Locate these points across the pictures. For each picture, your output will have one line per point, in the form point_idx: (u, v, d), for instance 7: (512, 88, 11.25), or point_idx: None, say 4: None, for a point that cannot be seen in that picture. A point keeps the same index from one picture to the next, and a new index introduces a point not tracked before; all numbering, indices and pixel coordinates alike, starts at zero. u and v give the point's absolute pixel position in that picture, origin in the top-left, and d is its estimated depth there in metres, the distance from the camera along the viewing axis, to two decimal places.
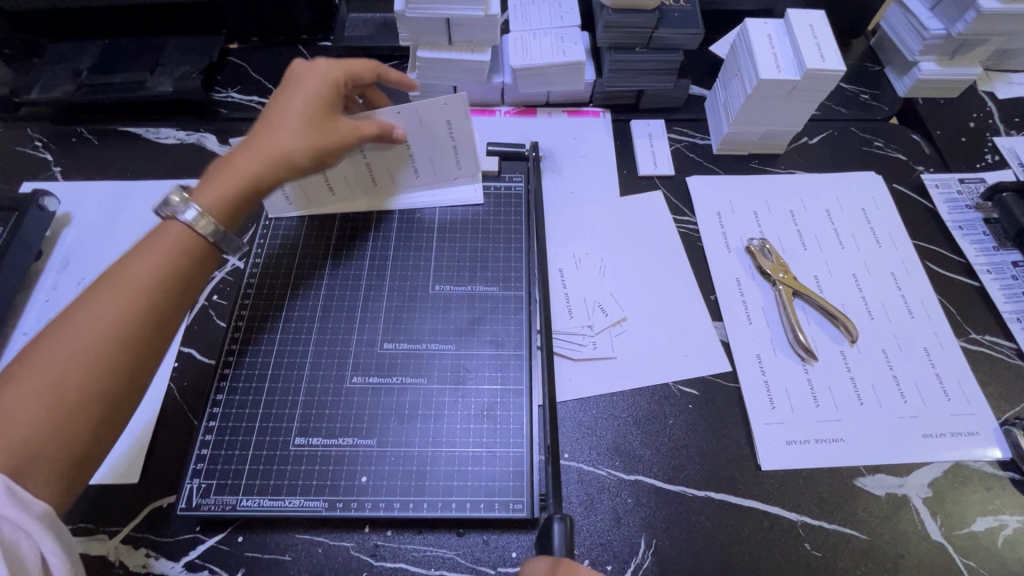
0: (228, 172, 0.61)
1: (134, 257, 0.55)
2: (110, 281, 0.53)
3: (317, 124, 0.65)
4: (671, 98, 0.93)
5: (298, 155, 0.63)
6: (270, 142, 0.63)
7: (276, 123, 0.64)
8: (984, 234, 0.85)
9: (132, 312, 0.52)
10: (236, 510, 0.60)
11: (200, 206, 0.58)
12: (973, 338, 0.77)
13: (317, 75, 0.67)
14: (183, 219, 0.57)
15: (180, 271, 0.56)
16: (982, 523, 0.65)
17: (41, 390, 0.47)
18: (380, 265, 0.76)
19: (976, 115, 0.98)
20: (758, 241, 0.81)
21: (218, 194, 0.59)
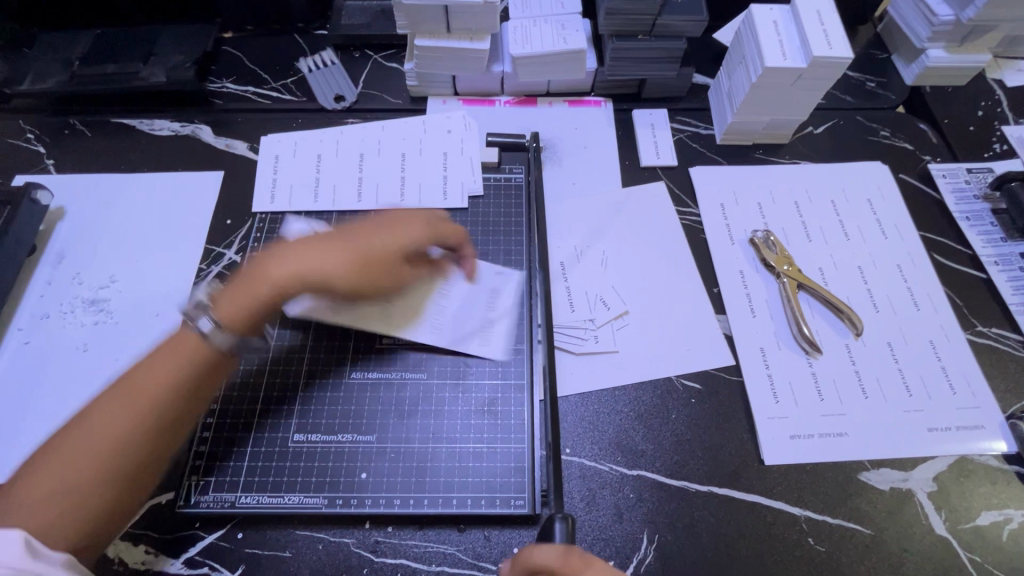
0: (264, 269, 0.61)
1: (144, 368, 0.56)
2: (122, 383, 0.55)
3: (362, 265, 0.63)
4: (675, 86, 0.92)
5: (335, 288, 0.62)
6: (304, 264, 0.61)
7: (324, 248, 0.63)
8: (992, 225, 0.84)
9: (142, 408, 0.54)
10: (237, 507, 0.60)
11: (218, 316, 0.59)
12: (979, 331, 0.76)
13: (390, 226, 0.66)
14: (202, 333, 0.58)
15: (191, 372, 0.57)
16: (987, 517, 0.64)
17: (67, 463, 0.51)
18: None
19: (984, 103, 0.96)
20: (762, 233, 0.80)
21: (237, 306, 0.59)
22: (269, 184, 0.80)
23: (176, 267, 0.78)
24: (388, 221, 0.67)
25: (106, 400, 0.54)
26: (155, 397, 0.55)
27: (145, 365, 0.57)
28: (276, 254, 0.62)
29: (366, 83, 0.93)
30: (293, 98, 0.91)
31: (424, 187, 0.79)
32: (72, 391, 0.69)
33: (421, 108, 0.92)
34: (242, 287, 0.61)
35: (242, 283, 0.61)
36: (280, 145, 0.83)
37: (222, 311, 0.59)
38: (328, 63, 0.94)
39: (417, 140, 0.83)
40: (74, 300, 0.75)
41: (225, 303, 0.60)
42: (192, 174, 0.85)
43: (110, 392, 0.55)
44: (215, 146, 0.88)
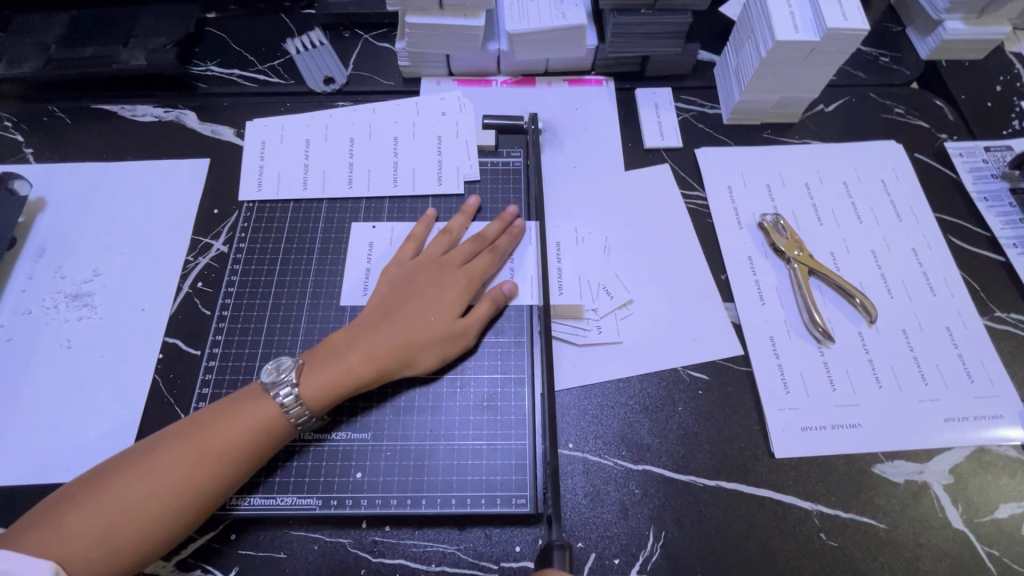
0: (338, 359, 0.59)
1: (227, 424, 0.54)
2: (192, 438, 0.53)
3: (444, 331, 0.62)
4: (680, 64, 0.87)
5: (419, 362, 0.61)
6: (381, 356, 0.59)
7: (402, 318, 0.62)
8: (1010, 206, 0.80)
9: (197, 462, 0.52)
10: (226, 509, 0.58)
11: (303, 398, 0.56)
12: (997, 316, 0.73)
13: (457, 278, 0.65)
14: (281, 403, 0.56)
15: (256, 450, 0.54)
16: (1005, 509, 0.62)
17: (106, 503, 0.49)
18: (374, 238, 0.72)
19: (1003, 77, 0.92)
20: (771, 217, 0.77)
21: (323, 392, 0.57)
22: (255, 170, 0.77)
23: (162, 259, 0.74)
24: (443, 274, 0.65)
25: (172, 451, 0.52)
26: (218, 465, 0.52)
27: (222, 422, 0.54)
28: (346, 351, 0.59)
29: (356, 64, 0.89)
30: (281, 81, 0.87)
31: (418, 172, 0.76)
32: (57, 389, 0.66)
33: (414, 90, 0.88)
34: (325, 368, 0.58)
35: (321, 362, 0.59)
36: (266, 129, 0.80)
37: (309, 398, 0.57)
38: (316, 43, 0.90)
39: (410, 122, 0.79)
40: (57, 295, 0.72)
41: (310, 386, 0.57)
42: (177, 161, 0.81)
43: (181, 444, 0.52)
44: (201, 133, 0.84)
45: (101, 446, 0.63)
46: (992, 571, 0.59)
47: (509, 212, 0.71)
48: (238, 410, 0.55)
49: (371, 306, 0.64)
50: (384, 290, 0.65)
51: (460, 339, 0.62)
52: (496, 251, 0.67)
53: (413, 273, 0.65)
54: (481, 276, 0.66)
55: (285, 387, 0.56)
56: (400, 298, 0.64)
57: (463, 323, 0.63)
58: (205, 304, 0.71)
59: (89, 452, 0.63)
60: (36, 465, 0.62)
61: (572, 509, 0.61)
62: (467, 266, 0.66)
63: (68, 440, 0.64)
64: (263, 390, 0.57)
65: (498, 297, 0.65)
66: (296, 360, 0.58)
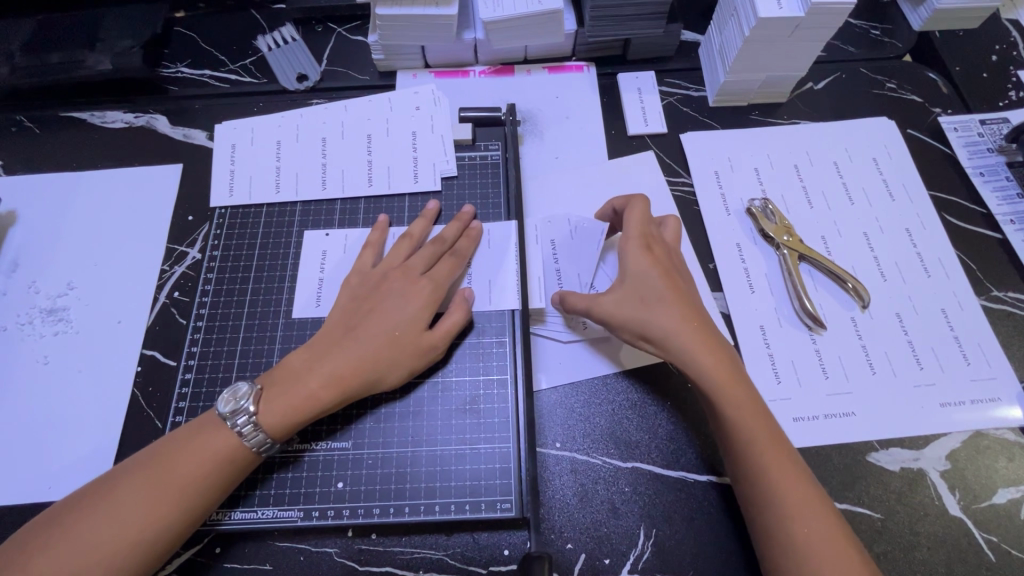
0: (301, 381, 0.56)
1: (191, 450, 0.53)
2: (154, 465, 0.52)
3: (411, 343, 0.59)
4: (663, 45, 0.84)
5: (386, 378, 0.58)
6: (346, 375, 0.57)
7: (364, 333, 0.59)
8: (1007, 180, 0.78)
9: (163, 484, 0.51)
10: (208, 524, 0.57)
11: (262, 428, 0.54)
12: (994, 296, 0.71)
13: (421, 284, 0.62)
14: (239, 433, 0.54)
15: (219, 475, 0.53)
16: (1004, 494, 0.61)
17: (81, 525, 0.49)
18: (327, 245, 0.70)
19: (999, 46, 0.88)
20: (760, 202, 0.75)
21: (286, 416, 0.55)
22: (226, 174, 0.75)
23: (138, 270, 0.73)
24: (407, 283, 0.62)
25: (135, 481, 0.51)
26: (183, 491, 0.51)
27: (185, 448, 0.53)
28: (308, 372, 0.57)
29: (329, 59, 0.86)
30: (254, 81, 0.85)
31: (393, 171, 0.74)
32: (36, 407, 0.65)
33: (390, 84, 0.85)
34: (287, 392, 0.56)
35: (283, 385, 0.56)
36: (237, 132, 0.77)
37: (271, 424, 0.54)
38: (288, 39, 0.87)
39: (384, 118, 0.77)
40: (33, 310, 0.71)
41: (272, 412, 0.55)
42: (150, 168, 0.79)
43: (144, 472, 0.52)
44: (173, 137, 0.82)
45: (83, 463, 0.63)
46: (990, 557, 0.58)
47: (466, 211, 0.68)
48: (200, 435, 0.54)
49: (333, 322, 0.61)
50: (346, 302, 0.62)
51: (429, 350, 0.60)
52: (458, 255, 0.65)
53: (376, 284, 0.63)
54: (447, 281, 0.63)
55: (243, 415, 0.54)
56: (362, 311, 0.61)
57: (431, 332, 0.60)
58: (183, 314, 0.70)
59: (71, 470, 0.62)
60: (19, 486, 0.62)
61: (560, 509, 0.60)
62: (431, 272, 0.63)
63: (51, 458, 0.63)
64: (221, 420, 0.55)
65: (463, 304, 0.63)
66: (253, 386, 0.56)
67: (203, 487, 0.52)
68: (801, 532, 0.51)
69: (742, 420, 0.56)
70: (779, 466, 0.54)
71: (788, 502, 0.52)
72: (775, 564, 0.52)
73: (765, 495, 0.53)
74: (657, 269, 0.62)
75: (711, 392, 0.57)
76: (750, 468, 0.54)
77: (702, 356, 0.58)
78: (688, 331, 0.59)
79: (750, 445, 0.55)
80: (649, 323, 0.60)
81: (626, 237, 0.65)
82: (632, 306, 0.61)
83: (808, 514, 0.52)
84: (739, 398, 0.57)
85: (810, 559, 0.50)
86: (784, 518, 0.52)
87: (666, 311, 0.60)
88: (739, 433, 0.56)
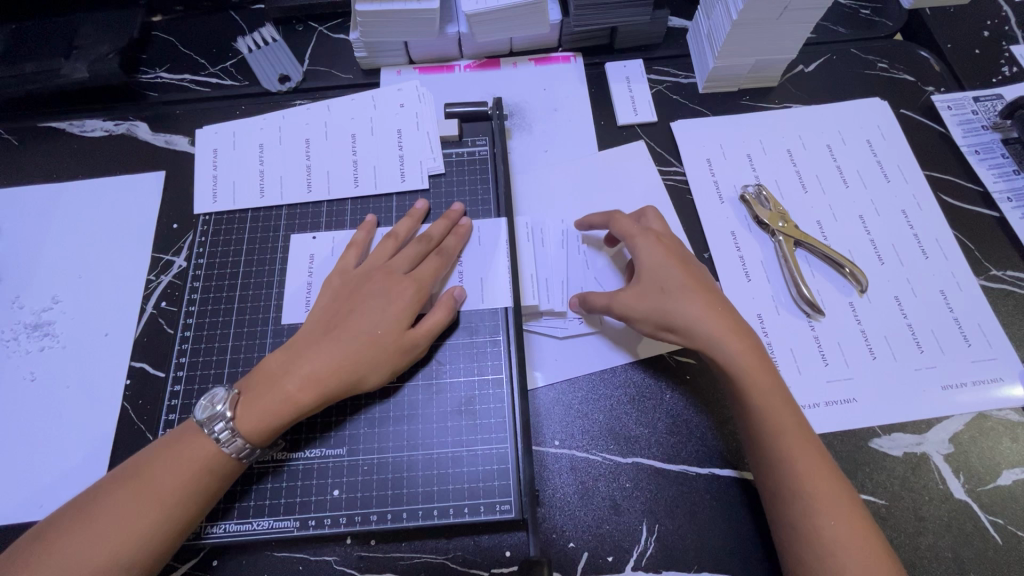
0: (278, 383, 0.55)
1: (168, 461, 0.52)
2: (135, 477, 0.51)
3: (391, 342, 0.58)
4: (650, 33, 0.82)
5: (365, 379, 0.57)
6: (324, 376, 0.55)
7: (344, 334, 0.57)
8: (1003, 157, 0.77)
9: (144, 497, 0.50)
10: (205, 538, 0.56)
11: (237, 432, 0.53)
12: (993, 276, 0.70)
13: (392, 290, 0.60)
14: (217, 440, 0.53)
15: (202, 485, 0.52)
16: (1010, 475, 0.60)
17: (65, 541, 0.48)
18: (315, 249, 0.69)
19: (991, 22, 0.87)
20: (754, 188, 0.74)
21: (263, 420, 0.54)
22: (209, 180, 0.73)
23: (124, 281, 0.72)
24: (390, 283, 0.61)
25: (114, 494, 0.50)
26: (161, 503, 0.50)
27: (162, 459, 0.52)
28: (286, 375, 0.56)
29: (311, 59, 0.85)
30: (235, 84, 0.83)
31: (380, 171, 0.72)
32: (23, 424, 0.64)
33: (374, 81, 0.83)
34: (263, 396, 0.55)
35: (257, 392, 0.55)
36: (218, 136, 0.76)
37: (247, 429, 0.53)
38: (269, 40, 0.85)
39: (367, 117, 0.75)
40: (18, 326, 0.69)
41: (249, 416, 0.54)
42: (132, 176, 0.78)
43: (123, 486, 0.51)
44: (154, 144, 0.80)
45: (74, 479, 0.62)
46: (996, 540, 0.58)
47: (455, 209, 0.67)
48: (178, 445, 0.53)
49: (313, 322, 0.60)
50: (327, 302, 0.61)
51: (411, 349, 0.59)
52: (444, 253, 0.64)
53: (359, 282, 0.62)
54: (431, 280, 0.62)
55: (219, 421, 0.53)
56: (342, 311, 0.59)
57: (414, 332, 0.59)
58: (170, 323, 0.69)
59: (64, 487, 0.61)
60: (13, 504, 0.61)
61: (561, 508, 0.59)
62: (415, 271, 0.62)
63: (41, 475, 0.62)
64: (198, 426, 0.54)
65: (449, 303, 0.62)
66: (231, 391, 0.55)
67: (185, 498, 0.51)
68: (828, 525, 0.51)
69: (773, 411, 0.55)
70: (807, 458, 0.53)
71: (821, 495, 0.52)
72: (800, 557, 0.51)
73: (786, 484, 0.53)
74: (681, 263, 0.62)
75: (743, 382, 0.56)
76: (777, 459, 0.54)
77: (735, 348, 0.57)
78: (718, 320, 0.58)
79: (773, 432, 0.54)
80: (675, 308, 0.59)
81: (640, 232, 0.64)
82: (664, 293, 0.60)
83: (836, 506, 0.51)
84: (771, 392, 0.56)
85: (839, 553, 0.50)
86: (816, 511, 0.51)
87: (702, 299, 0.59)
88: (768, 424, 0.55)
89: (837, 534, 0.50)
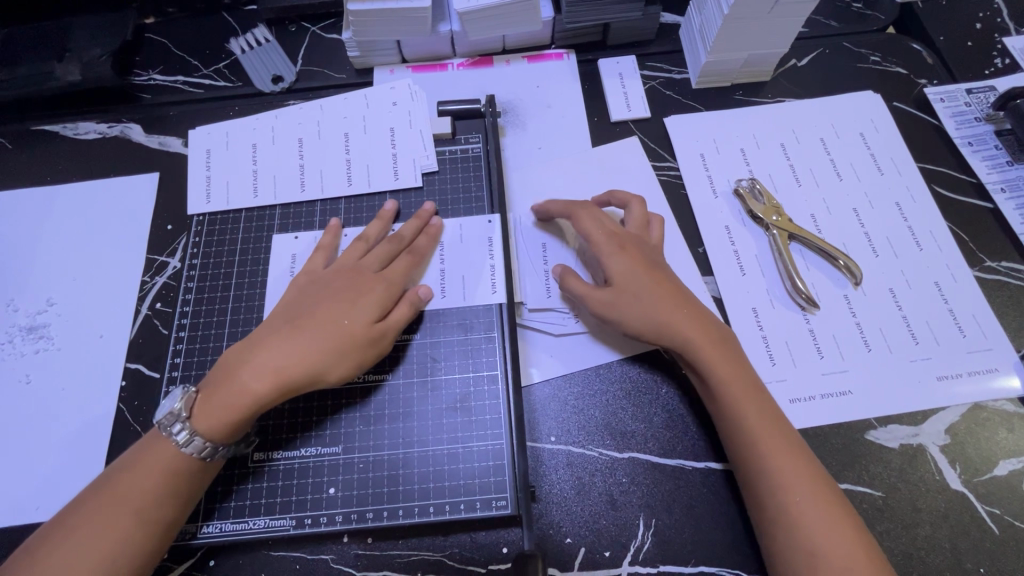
0: (235, 379, 0.54)
1: (151, 463, 0.52)
2: (116, 484, 0.51)
3: (357, 334, 0.57)
4: (643, 28, 0.82)
5: (325, 371, 0.56)
6: (283, 369, 0.55)
7: (304, 327, 0.57)
8: (996, 149, 0.77)
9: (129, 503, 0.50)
10: (201, 538, 0.56)
11: (195, 430, 0.53)
12: (988, 267, 0.70)
13: (357, 285, 0.60)
14: (178, 442, 0.53)
15: (187, 481, 0.53)
16: (1006, 466, 0.60)
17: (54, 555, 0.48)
18: (298, 248, 0.69)
19: (983, 14, 0.87)
20: (747, 182, 0.74)
21: (220, 417, 0.53)
22: (203, 181, 0.73)
23: (120, 282, 0.72)
24: (357, 281, 0.61)
25: (97, 503, 0.50)
26: (147, 505, 0.51)
27: (144, 461, 0.52)
28: (242, 368, 0.55)
29: (305, 59, 0.85)
30: (229, 85, 0.83)
31: (372, 169, 0.72)
32: (19, 427, 0.64)
33: (367, 81, 0.83)
34: (221, 392, 0.54)
35: (215, 388, 0.54)
36: (211, 136, 0.76)
37: (205, 427, 0.53)
38: (262, 41, 0.85)
39: (360, 116, 0.75)
40: (13, 328, 0.69)
41: (205, 414, 0.53)
42: (126, 178, 0.78)
43: (98, 495, 0.51)
44: (148, 146, 0.80)
45: (69, 480, 0.62)
46: (994, 530, 0.58)
47: (425, 209, 0.67)
48: (154, 449, 0.53)
49: (275, 317, 0.59)
50: (291, 299, 0.61)
51: (377, 342, 0.59)
52: (416, 253, 0.64)
53: (327, 280, 0.61)
54: (401, 279, 0.62)
55: (178, 424, 0.53)
56: (304, 306, 0.59)
57: (380, 325, 0.59)
58: (165, 325, 0.69)
59: (61, 489, 0.61)
60: (9, 506, 0.61)
61: (558, 503, 0.59)
62: (384, 270, 0.62)
63: (36, 477, 0.62)
64: (159, 430, 0.54)
65: (415, 300, 0.62)
66: (187, 390, 0.55)
67: (172, 496, 0.52)
68: (792, 500, 0.52)
69: (736, 398, 0.56)
70: (770, 439, 0.54)
71: (785, 474, 0.53)
72: (771, 535, 0.52)
73: (751, 466, 0.54)
74: (639, 266, 0.62)
75: (706, 372, 0.58)
76: (743, 441, 0.55)
77: (695, 341, 0.59)
78: (681, 318, 0.60)
79: (741, 416, 0.56)
80: (641, 312, 0.60)
81: (601, 234, 0.64)
82: (638, 293, 0.61)
83: (802, 484, 0.52)
84: (735, 379, 0.57)
85: (804, 527, 0.51)
86: (781, 489, 0.52)
87: (663, 300, 0.61)
88: (728, 408, 0.56)
89: (800, 509, 0.52)
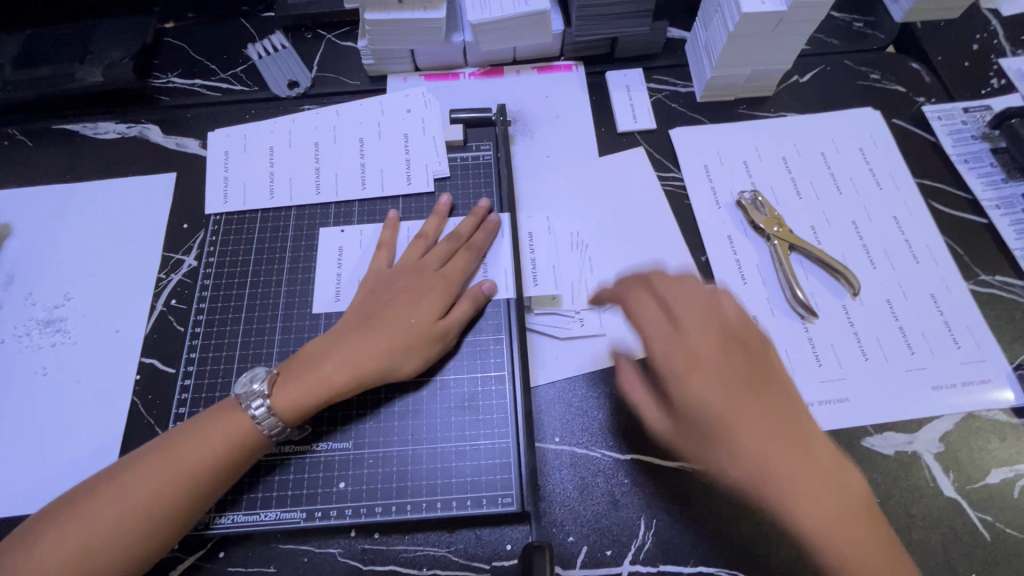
0: (317, 366, 0.59)
1: (202, 436, 0.55)
2: (166, 450, 0.54)
3: (422, 329, 0.61)
4: (650, 43, 0.85)
5: (395, 366, 0.60)
6: (360, 362, 0.59)
7: (380, 322, 0.61)
8: (991, 167, 0.79)
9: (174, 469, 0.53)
10: (214, 528, 0.57)
11: (274, 409, 0.56)
12: (982, 280, 0.72)
13: (425, 280, 0.64)
14: (252, 415, 0.56)
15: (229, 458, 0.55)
16: (998, 474, 0.62)
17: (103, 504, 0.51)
18: (343, 242, 0.71)
19: (980, 35, 0.90)
20: (750, 193, 0.76)
21: (299, 400, 0.57)
22: (220, 182, 0.75)
23: (135, 279, 0.73)
24: (425, 278, 0.64)
25: (147, 464, 0.53)
26: (191, 474, 0.53)
27: (196, 432, 0.55)
28: (325, 359, 0.59)
29: (320, 65, 0.87)
30: (245, 89, 0.85)
31: (386, 173, 0.74)
32: (34, 418, 0.66)
33: (380, 88, 0.85)
34: (302, 378, 0.58)
35: (297, 373, 0.59)
36: (228, 139, 0.78)
37: (284, 407, 0.57)
38: (279, 47, 0.88)
39: (375, 122, 0.77)
40: (30, 321, 0.71)
41: (286, 395, 0.57)
42: (143, 177, 0.80)
43: (151, 455, 0.54)
44: (166, 146, 0.82)
45: (82, 471, 0.63)
46: (985, 537, 0.59)
47: (482, 205, 0.70)
48: (209, 423, 0.56)
49: (353, 312, 0.63)
50: (367, 294, 0.64)
51: (441, 338, 0.62)
52: (473, 248, 0.67)
53: (397, 278, 0.65)
54: (461, 275, 0.65)
55: (257, 398, 0.57)
56: (378, 301, 0.63)
57: (444, 322, 0.62)
58: (179, 321, 0.71)
59: (74, 479, 0.63)
60: (23, 495, 0.62)
61: (562, 502, 0.61)
62: (446, 268, 0.65)
63: (50, 468, 0.63)
64: (238, 402, 0.57)
65: (477, 295, 0.64)
66: (270, 371, 0.59)
67: (215, 469, 0.54)
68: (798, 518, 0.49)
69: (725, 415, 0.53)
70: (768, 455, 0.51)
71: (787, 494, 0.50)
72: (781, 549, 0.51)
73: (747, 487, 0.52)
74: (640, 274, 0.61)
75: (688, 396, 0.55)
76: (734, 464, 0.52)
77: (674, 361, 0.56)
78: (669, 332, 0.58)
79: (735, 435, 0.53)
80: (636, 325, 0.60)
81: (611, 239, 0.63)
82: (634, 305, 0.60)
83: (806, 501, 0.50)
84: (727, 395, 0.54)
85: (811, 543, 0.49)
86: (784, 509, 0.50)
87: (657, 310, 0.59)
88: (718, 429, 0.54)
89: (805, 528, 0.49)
